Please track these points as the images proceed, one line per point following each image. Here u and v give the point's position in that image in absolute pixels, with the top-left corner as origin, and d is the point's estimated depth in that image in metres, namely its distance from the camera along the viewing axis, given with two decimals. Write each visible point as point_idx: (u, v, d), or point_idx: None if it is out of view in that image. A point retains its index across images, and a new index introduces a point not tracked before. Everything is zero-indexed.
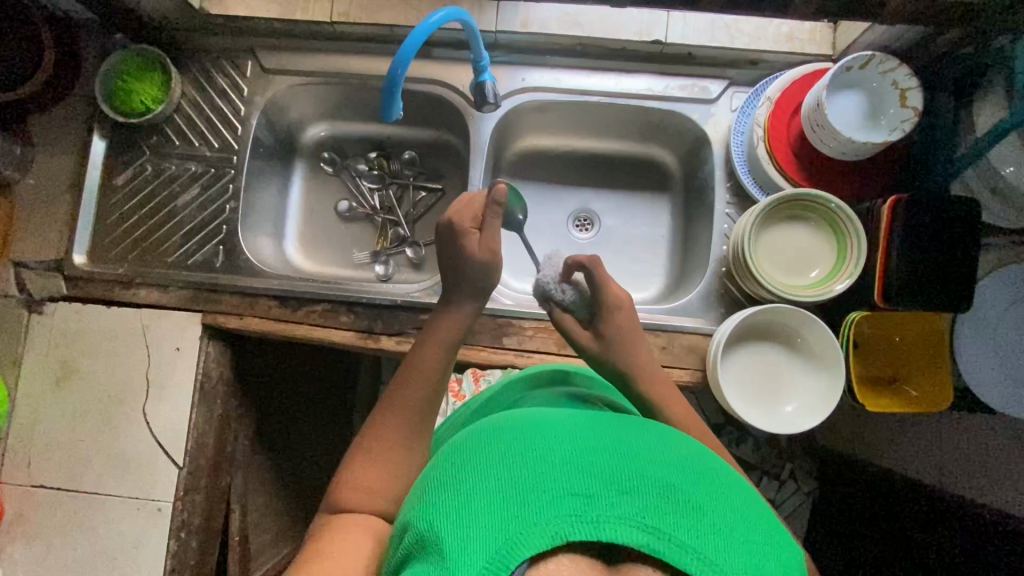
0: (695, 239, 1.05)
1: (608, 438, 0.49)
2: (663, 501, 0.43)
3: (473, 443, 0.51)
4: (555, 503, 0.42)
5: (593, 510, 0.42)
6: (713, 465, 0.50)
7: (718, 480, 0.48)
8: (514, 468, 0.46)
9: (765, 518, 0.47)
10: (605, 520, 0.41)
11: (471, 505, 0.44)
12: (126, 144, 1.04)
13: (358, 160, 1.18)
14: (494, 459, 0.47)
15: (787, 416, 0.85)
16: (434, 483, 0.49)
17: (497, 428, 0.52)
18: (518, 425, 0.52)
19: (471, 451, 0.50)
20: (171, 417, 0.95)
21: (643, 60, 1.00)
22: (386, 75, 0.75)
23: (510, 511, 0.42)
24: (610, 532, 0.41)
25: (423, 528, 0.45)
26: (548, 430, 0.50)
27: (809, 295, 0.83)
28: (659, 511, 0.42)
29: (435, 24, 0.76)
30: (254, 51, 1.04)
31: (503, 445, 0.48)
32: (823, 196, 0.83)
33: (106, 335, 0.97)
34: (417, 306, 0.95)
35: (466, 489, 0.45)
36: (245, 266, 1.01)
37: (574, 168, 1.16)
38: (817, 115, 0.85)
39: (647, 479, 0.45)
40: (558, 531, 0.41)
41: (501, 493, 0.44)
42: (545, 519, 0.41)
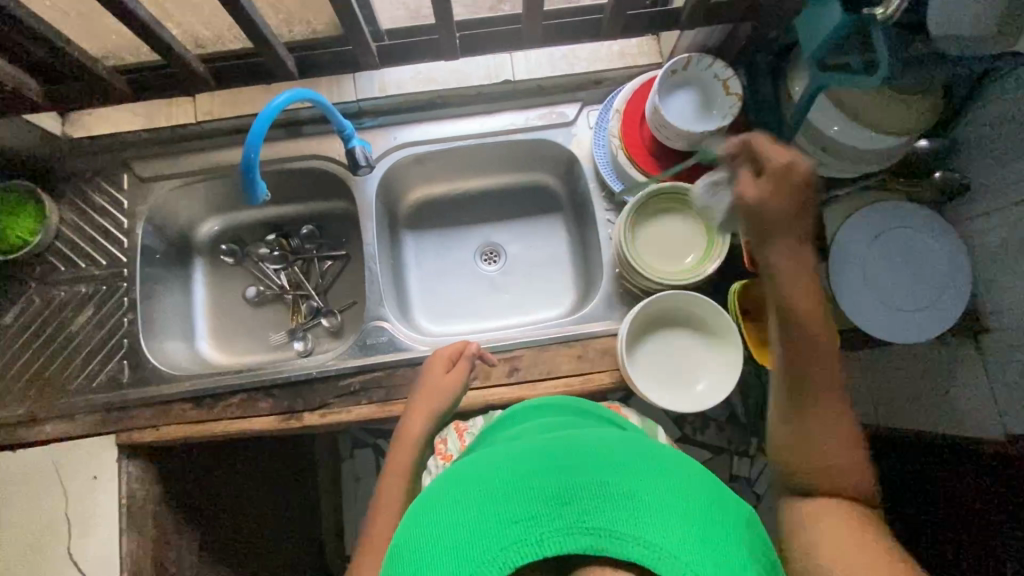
0: (592, 248, 1.11)
1: (546, 457, 0.52)
2: (599, 499, 0.46)
3: (425, 499, 0.53)
4: (500, 535, 0.45)
5: (536, 531, 0.45)
6: (653, 456, 0.53)
7: (656, 466, 0.50)
8: (461, 510, 0.48)
9: (705, 488, 0.50)
10: (547, 537, 0.44)
11: (428, 560, 0.46)
12: (9, 281, 1.01)
13: (258, 244, 1.19)
14: (441, 511, 0.49)
15: (705, 394, 0.89)
16: (392, 549, 0.50)
17: (444, 480, 0.54)
18: (465, 472, 0.54)
19: (422, 507, 0.51)
20: (99, 550, 0.91)
21: (500, 98, 1.07)
22: (241, 162, 0.77)
23: (463, 554, 0.45)
24: (552, 546, 0.44)
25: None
26: (489, 468, 0.52)
27: (692, 277, 0.89)
28: (598, 511, 0.45)
29: (279, 106, 0.79)
30: (127, 164, 1.05)
31: (449, 493, 0.51)
32: (680, 186, 0.90)
33: (17, 483, 0.92)
34: (333, 374, 0.95)
35: (421, 544, 0.47)
36: (154, 374, 0.98)
37: (469, 208, 1.22)
38: (657, 118, 0.93)
39: (584, 485, 0.47)
40: (507, 559, 0.44)
41: (450, 542, 0.46)
42: (493, 552, 0.44)
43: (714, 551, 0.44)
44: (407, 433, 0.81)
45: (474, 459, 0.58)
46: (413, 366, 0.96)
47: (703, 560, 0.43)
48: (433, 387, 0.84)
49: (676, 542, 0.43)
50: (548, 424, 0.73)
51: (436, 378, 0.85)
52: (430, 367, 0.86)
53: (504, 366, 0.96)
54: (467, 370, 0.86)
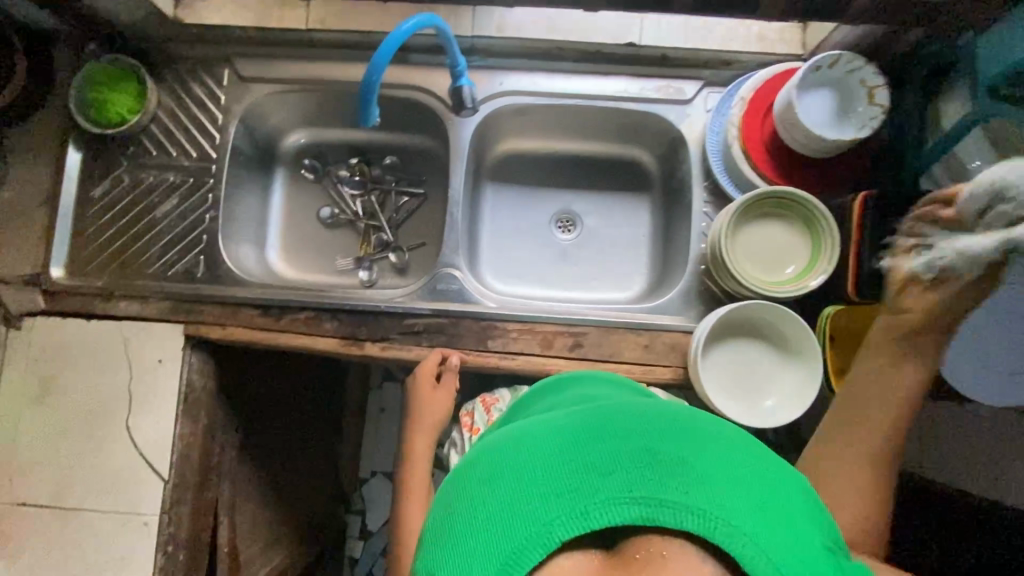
0: (677, 238, 1.06)
1: (583, 419, 0.49)
2: (646, 468, 0.42)
3: (453, 474, 0.50)
4: (540, 508, 0.41)
5: (579, 502, 0.41)
6: (698, 417, 0.49)
7: (705, 429, 0.47)
8: (492, 489, 0.44)
9: (760, 453, 0.46)
10: (593, 509, 0.41)
11: (461, 538, 0.42)
12: (103, 155, 1.02)
13: (338, 166, 1.18)
14: (471, 481, 0.46)
15: (770, 411, 0.86)
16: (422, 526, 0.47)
17: (470, 454, 0.51)
18: (488, 446, 0.50)
19: (451, 483, 0.48)
20: (155, 428, 0.95)
21: (619, 61, 1.00)
22: (362, 82, 0.75)
23: (501, 531, 0.41)
24: (598, 519, 0.41)
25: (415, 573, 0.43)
26: (520, 434, 0.49)
27: (788, 291, 0.84)
28: (647, 482, 0.41)
29: (406, 32, 0.76)
30: (230, 60, 1.03)
31: (478, 462, 0.48)
32: (798, 194, 0.84)
33: (90, 351, 0.96)
34: (399, 311, 0.95)
35: (452, 522, 0.43)
36: (227, 275, 0.99)
37: (554, 170, 1.18)
38: (789, 114, 0.86)
39: (626, 455, 0.43)
40: (550, 537, 0.40)
41: (485, 514, 0.42)
42: (533, 526, 0.41)
43: (783, 523, 0.40)
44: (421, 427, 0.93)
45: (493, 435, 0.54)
46: (478, 319, 0.96)
47: (770, 531, 0.39)
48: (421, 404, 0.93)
49: (739, 510, 0.40)
50: (573, 392, 0.67)
51: (423, 398, 0.93)
52: (417, 389, 0.92)
53: (568, 339, 0.94)
54: (452, 387, 0.92)
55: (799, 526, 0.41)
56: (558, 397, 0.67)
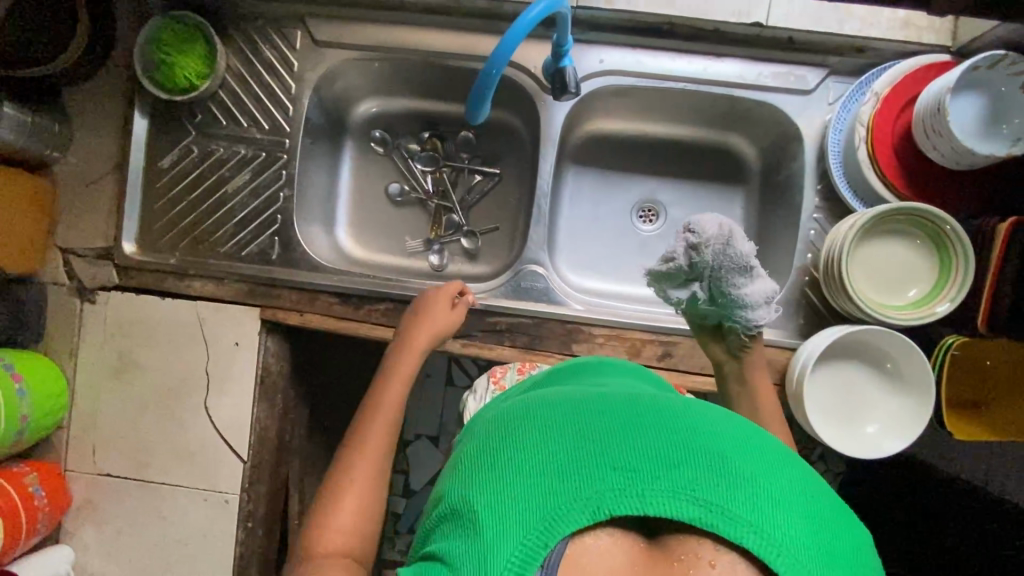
0: (774, 241, 0.99)
1: (651, 406, 0.47)
2: (717, 469, 0.41)
3: (503, 416, 0.49)
4: (598, 476, 0.41)
5: (636, 486, 0.40)
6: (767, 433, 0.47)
7: (775, 450, 0.45)
8: (549, 446, 0.43)
9: (830, 492, 0.44)
10: (650, 495, 0.40)
11: (507, 483, 0.42)
12: (169, 121, 0.96)
13: (410, 139, 1.11)
14: (527, 433, 0.45)
15: (870, 440, 0.82)
16: (464, 456, 0.47)
17: (520, 403, 0.50)
18: (549, 399, 0.49)
19: (501, 425, 0.48)
20: (233, 410, 0.95)
21: (736, 42, 0.90)
22: (480, 74, 0.71)
23: (549, 487, 0.41)
24: (654, 504, 0.40)
25: (455, 501, 0.44)
26: (584, 401, 0.48)
27: (909, 319, 0.78)
28: (714, 483, 0.40)
29: (535, 19, 0.68)
30: (304, 21, 0.94)
31: (534, 417, 0.46)
32: (939, 214, 0.75)
33: (165, 329, 0.95)
34: (481, 308, 0.92)
35: (499, 462, 0.44)
36: (302, 259, 0.95)
37: (640, 155, 1.09)
38: (935, 121, 0.77)
39: (699, 450, 0.42)
40: (601, 505, 0.40)
41: (537, 467, 0.42)
42: (587, 493, 0.40)
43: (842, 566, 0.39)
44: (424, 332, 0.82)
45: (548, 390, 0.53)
46: (563, 321, 0.92)
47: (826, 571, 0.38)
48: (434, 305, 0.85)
49: (801, 543, 0.38)
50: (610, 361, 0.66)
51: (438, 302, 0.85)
52: (432, 299, 0.83)
53: (657, 348, 0.90)
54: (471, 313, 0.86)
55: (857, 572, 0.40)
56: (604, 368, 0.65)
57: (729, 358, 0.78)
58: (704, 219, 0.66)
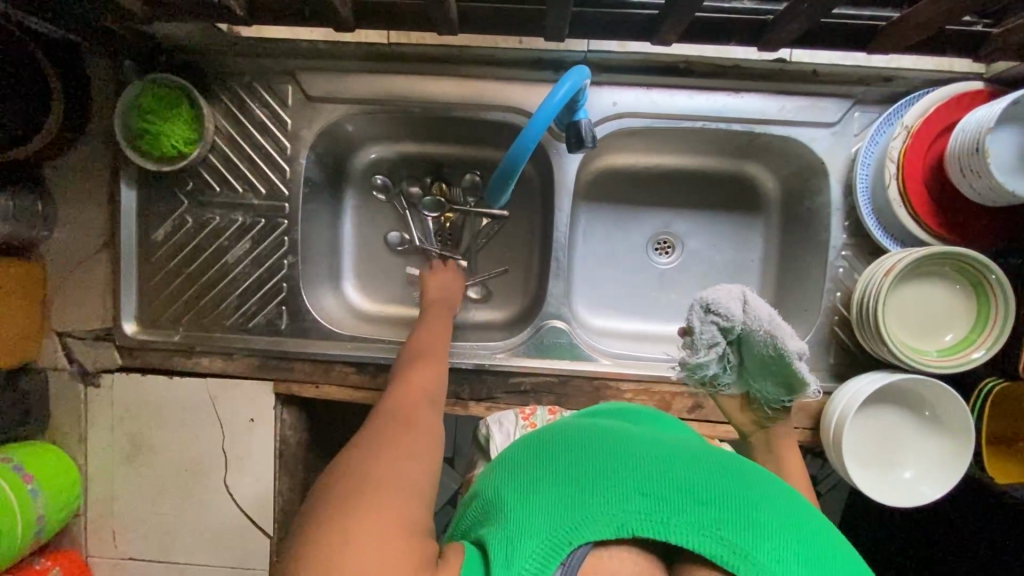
0: (798, 275, 0.96)
1: (690, 450, 0.51)
2: (745, 516, 0.44)
3: (550, 434, 0.54)
4: (628, 497, 0.44)
5: (662, 512, 0.44)
6: (794, 496, 0.50)
7: (799, 510, 0.48)
8: (587, 466, 0.47)
9: (852, 563, 0.45)
10: (675, 522, 0.43)
11: (543, 490, 0.46)
12: (158, 190, 0.90)
13: (413, 184, 1.06)
14: (570, 452, 0.49)
15: (907, 485, 0.81)
16: (506, 465, 0.52)
17: (568, 426, 0.55)
18: (595, 427, 0.54)
19: (544, 441, 0.52)
20: (255, 487, 0.92)
21: (757, 76, 0.85)
22: (505, 159, 0.71)
23: (581, 496, 0.44)
24: (679, 531, 0.43)
25: (492, 499, 0.48)
26: (628, 434, 0.52)
27: (947, 367, 0.76)
28: (739, 527, 0.43)
29: (562, 101, 0.69)
30: (295, 75, 0.88)
31: (574, 439, 0.51)
32: (980, 260, 0.73)
33: (176, 408, 0.91)
34: (504, 369, 0.89)
35: (538, 472, 0.48)
36: (313, 327, 0.91)
37: (654, 187, 1.05)
38: (972, 160, 0.74)
39: (727, 495, 0.46)
40: (626, 523, 0.43)
41: (573, 479, 0.46)
42: (615, 509, 0.44)
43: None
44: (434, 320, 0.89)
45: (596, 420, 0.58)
46: (589, 377, 0.89)
47: None
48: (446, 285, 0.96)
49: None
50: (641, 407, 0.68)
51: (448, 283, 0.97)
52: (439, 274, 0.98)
53: (687, 400, 0.87)
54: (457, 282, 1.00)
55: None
56: (639, 408, 0.68)
57: (756, 426, 0.77)
58: (718, 293, 0.69)
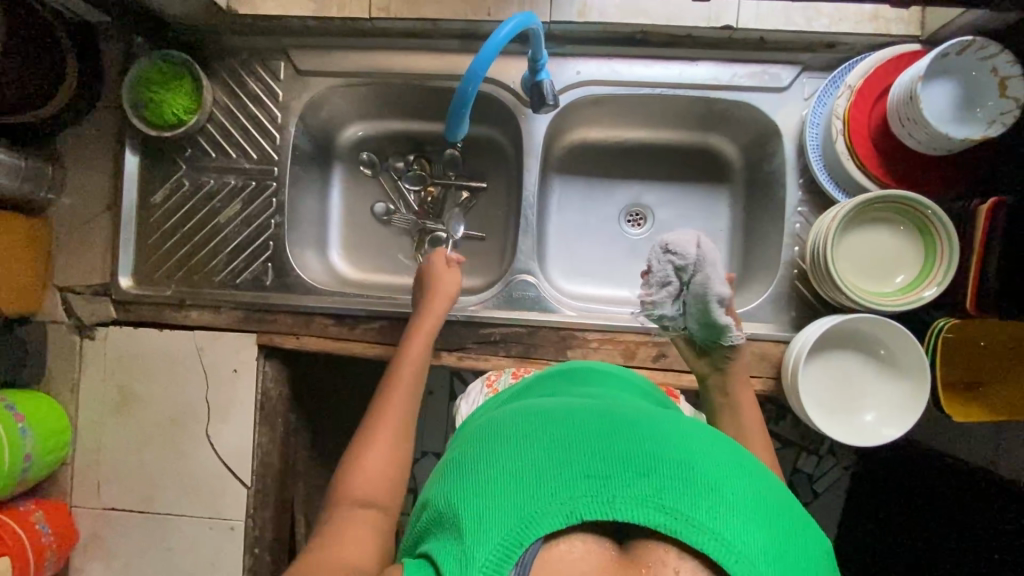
0: (761, 236, 1.00)
1: (628, 422, 0.51)
2: (681, 479, 0.45)
3: (492, 426, 0.54)
4: (571, 485, 0.44)
5: (607, 492, 0.44)
6: (729, 450, 0.51)
7: (732, 460, 0.49)
8: (527, 460, 0.47)
9: (788, 507, 0.47)
10: (619, 500, 0.43)
11: (489, 488, 0.45)
12: (158, 157, 0.98)
13: (397, 159, 1.13)
14: (510, 443, 0.48)
15: (868, 428, 0.82)
16: (451, 465, 0.51)
17: (507, 416, 0.54)
18: (531, 413, 0.53)
19: (484, 439, 0.51)
20: (235, 437, 0.95)
21: (709, 46, 0.91)
22: (455, 93, 0.71)
23: (527, 492, 0.44)
24: (623, 509, 0.43)
25: (440, 505, 0.47)
26: (562, 416, 0.52)
27: (896, 305, 0.79)
28: (678, 491, 0.44)
29: (505, 37, 0.69)
30: (287, 52, 0.97)
31: (512, 432, 0.50)
32: (918, 200, 0.77)
33: (163, 360, 0.96)
34: (476, 320, 0.93)
35: (482, 470, 0.47)
36: (296, 283, 0.97)
37: (625, 161, 1.11)
38: (908, 109, 0.78)
39: (663, 459, 0.46)
40: (572, 510, 0.43)
41: (517, 474, 0.46)
42: (560, 499, 0.43)
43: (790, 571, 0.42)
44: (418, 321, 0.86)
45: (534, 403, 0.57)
46: (556, 328, 0.93)
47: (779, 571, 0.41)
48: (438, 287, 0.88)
49: (751, 546, 0.42)
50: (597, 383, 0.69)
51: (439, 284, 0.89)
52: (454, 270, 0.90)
53: (651, 349, 0.90)
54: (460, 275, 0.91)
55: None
56: (597, 382, 0.70)
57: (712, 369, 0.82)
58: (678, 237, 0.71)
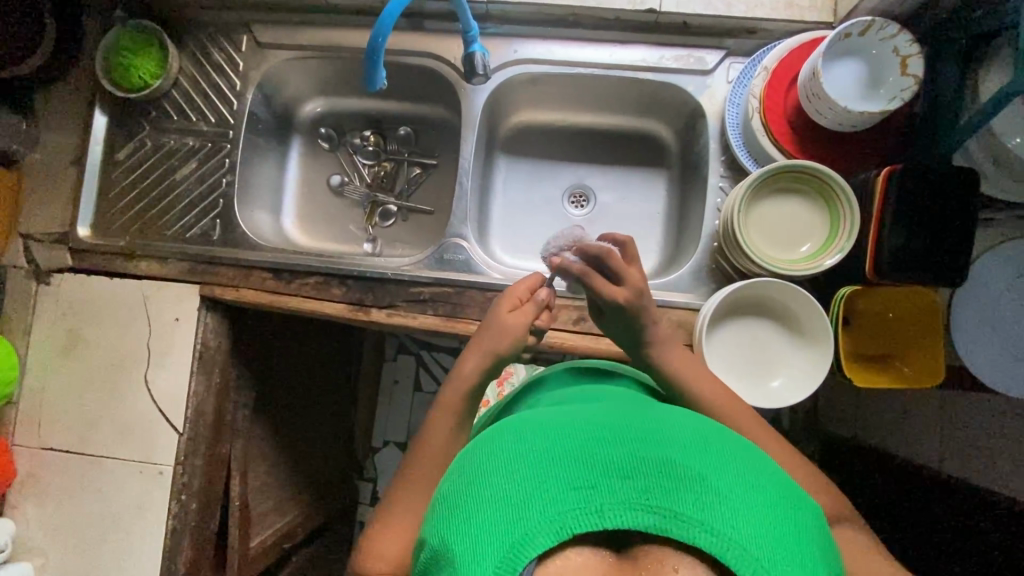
0: (690, 216, 1.03)
1: (608, 426, 0.52)
2: (663, 478, 0.45)
3: (479, 448, 0.54)
4: (560, 499, 0.45)
5: (595, 501, 0.45)
6: (712, 436, 0.52)
7: (711, 446, 0.50)
8: (515, 481, 0.47)
9: (771, 481, 0.48)
10: (608, 508, 0.44)
11: (483, 516, 0.46)
12: (126, 119, 1.06)
13: (354, 135, 1.19)
14: (495, 466, 0.49)
15: (774, 392, 0.84)
16: (442, 497, 0.51)
17: (493, 434, 0.55)
18: (513, 431, 0.54)
19: (470, 465, 0.51)
20: (171, 383, 0.99)
21: (638, 30, 0.97)
22: (368, 44, 0.74)
23: (517, 513, 0.45)
24: (613, 517, 0.44)
25: (439, 542, 0.47)
26: (543, 429, 0.52)
27: (798, 270, 0.81)
28: (662, 490, 0.45)
29: None
30: (249, 26, 1.05)
31: (497, 454, 0.50)
32: (818, 168, 0.80)
33: (109, 305, 1.00)
34: (407, 279, 0.97)
35: (473, 499, 0.47)
36: (242, 239, 1.03)
37: (568, 143, 1.15)
38: (812, 85, 0.82)
39: (643, 461, 0.47)
40: (565, 525, 0.44)
41: (506, 496, 0.46)
42: (550, 515, 0.44)
43: (781, 545, 0.43)
44: (457, 379, 0.76)
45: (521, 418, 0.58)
46: (484, 290, 0.96)
47: (771, 549, 0.42)
48: (493, 347, 0.76)
49: (742, 530, 0.42)
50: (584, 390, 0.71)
51: (489, 335, 0.76)
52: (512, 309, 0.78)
53: (572, 313, 0.94)
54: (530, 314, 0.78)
55: (790, 544, 0.43)
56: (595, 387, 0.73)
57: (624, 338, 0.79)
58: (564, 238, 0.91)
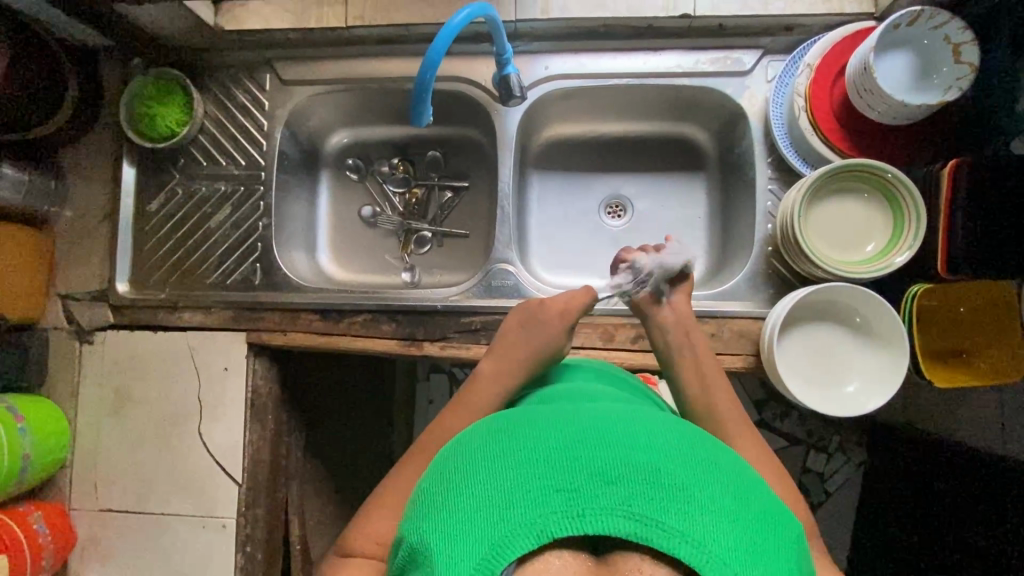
0: (737, 219, 1.01)
1: (596, 422, 0.48)
2: (649, 483, 0.41)
3: (462, 441, 0.50)
4: (541, 501, 0.41)
5: (576, 506, 0.41)
6: (701, 437, 0.48)
7: (701, 449, 0.46)
8: (498, 479, 0.43)
9: (757, 491, 0.45)
10: (589, 513, 0.40)
11: (461, 515, 0.42)
12: (155, 169, 1.04)
13: (381, 163, 1.17)
14: (479, 462, 0.45)
15: (850, 398, 0.82)
16: (420, 491, 0.48)
17: (479, 428, 0.52)
18: (499, 425, 0.50)
19: (453, 460, 0.48)
20: (226, 434, 0.97)
21: (671, 36, 0.95)
22: (414, 80, 0.73)
23: (495, 514, 0.41)
24: (594, 522, 0.40)
25: (414, 540, 0.44)
26: (532, 423, 0.48)
27: (865, 271, 0.79)
28: (647, 496, 0.41)
29: (460, 23, 0.73)
30: (271, 64, 1.03)
31: (483, 449, 0.47)
32: (879, 166, 0.78)
33: (157, 361, 0.99)
34: (456, 310, 0.95)
35: (451, 495, 0.44)
36: (283, 282, 1.01)
37: (600, 154, 1.12)
38: (864, 80, 0.80)
39: (631, 462, 0.43)
40: (543, 529, 0.40)
41: (486, 494, 0.43)
42: (530, 517, 0.40)
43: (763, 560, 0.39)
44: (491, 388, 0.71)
45: (509, 411, 0.54)
46: None
47: (751, 564, 0.39)
48: (541, 340, 0.73)
49: (723, 544, 0.39)
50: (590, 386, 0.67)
51: (538, 321, 0.74)
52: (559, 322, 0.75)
53: (629, 331, 0.92)
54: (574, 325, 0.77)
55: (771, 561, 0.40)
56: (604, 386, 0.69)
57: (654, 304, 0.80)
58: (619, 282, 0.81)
